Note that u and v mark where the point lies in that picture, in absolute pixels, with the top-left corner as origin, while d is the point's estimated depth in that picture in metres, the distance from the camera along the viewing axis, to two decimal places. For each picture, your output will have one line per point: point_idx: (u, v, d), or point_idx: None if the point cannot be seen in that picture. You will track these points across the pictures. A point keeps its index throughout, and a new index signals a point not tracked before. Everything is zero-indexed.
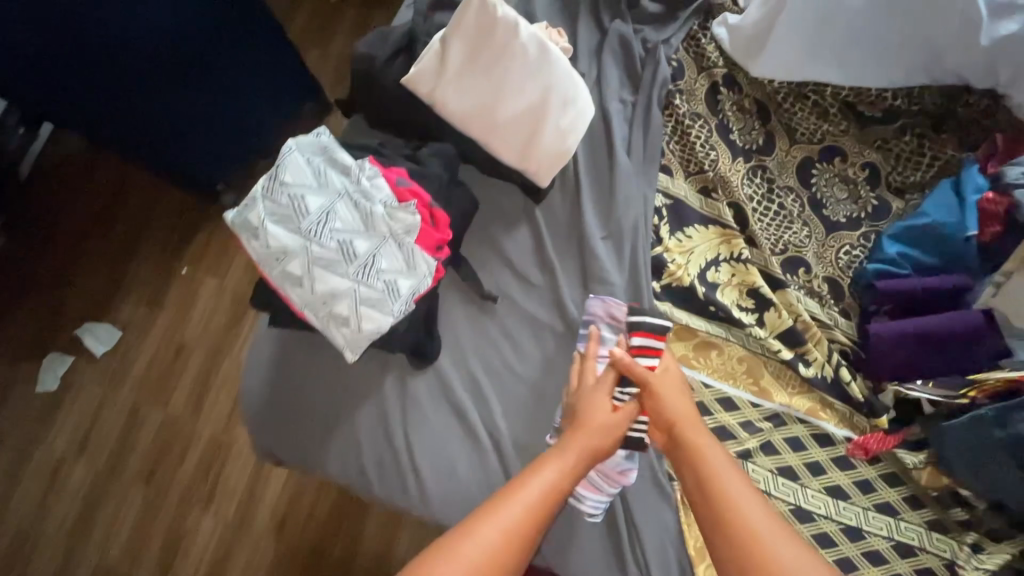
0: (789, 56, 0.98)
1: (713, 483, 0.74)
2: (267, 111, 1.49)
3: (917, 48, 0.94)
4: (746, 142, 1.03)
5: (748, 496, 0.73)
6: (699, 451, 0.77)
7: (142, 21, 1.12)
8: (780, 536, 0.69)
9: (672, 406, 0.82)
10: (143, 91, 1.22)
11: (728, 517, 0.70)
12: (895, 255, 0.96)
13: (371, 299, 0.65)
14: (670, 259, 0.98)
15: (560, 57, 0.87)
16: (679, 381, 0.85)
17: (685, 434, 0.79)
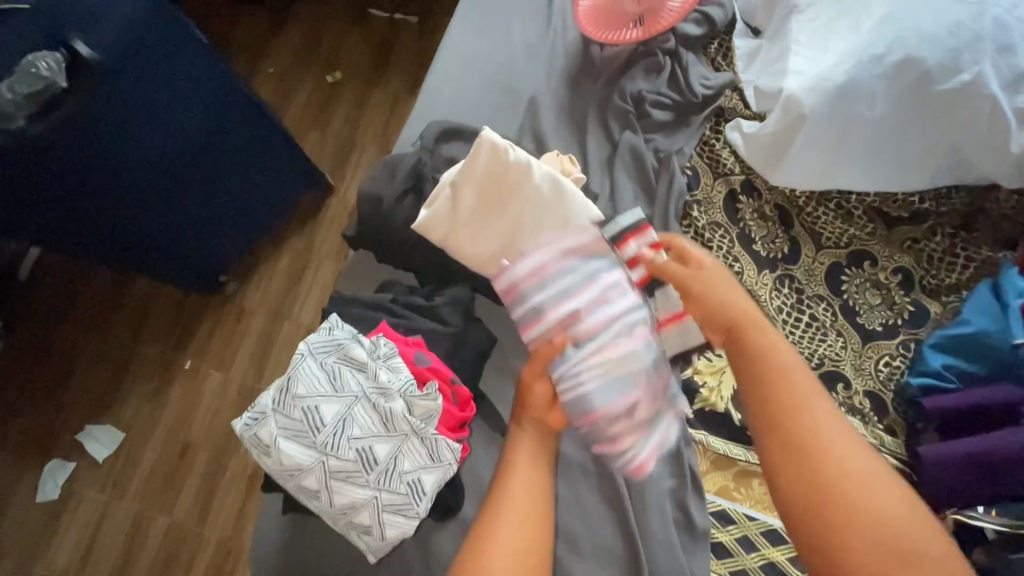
0: (814, 165, 0.92)
1: (779, 385, 0.67)
2: (264, 204, 1.50)
3: (944, 153, 0.89)
4: (770, 250, 0.98)
5: (815, 400, 0.66)
6: (761, 349, 0.69)
7: (143, 131, 1.15)
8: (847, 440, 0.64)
9: (733, 303, 0.73)
10: (146, 196, 1.23)
11: (792, 417, 0.65)
12: (941, 367, 0.91)
13: (395, 504, 0.59)
14: (702, 383, 0.94)
15: (575, 192, 0.82)
16: (727, 277, 0.76)
17: (744, 330, 0.71)
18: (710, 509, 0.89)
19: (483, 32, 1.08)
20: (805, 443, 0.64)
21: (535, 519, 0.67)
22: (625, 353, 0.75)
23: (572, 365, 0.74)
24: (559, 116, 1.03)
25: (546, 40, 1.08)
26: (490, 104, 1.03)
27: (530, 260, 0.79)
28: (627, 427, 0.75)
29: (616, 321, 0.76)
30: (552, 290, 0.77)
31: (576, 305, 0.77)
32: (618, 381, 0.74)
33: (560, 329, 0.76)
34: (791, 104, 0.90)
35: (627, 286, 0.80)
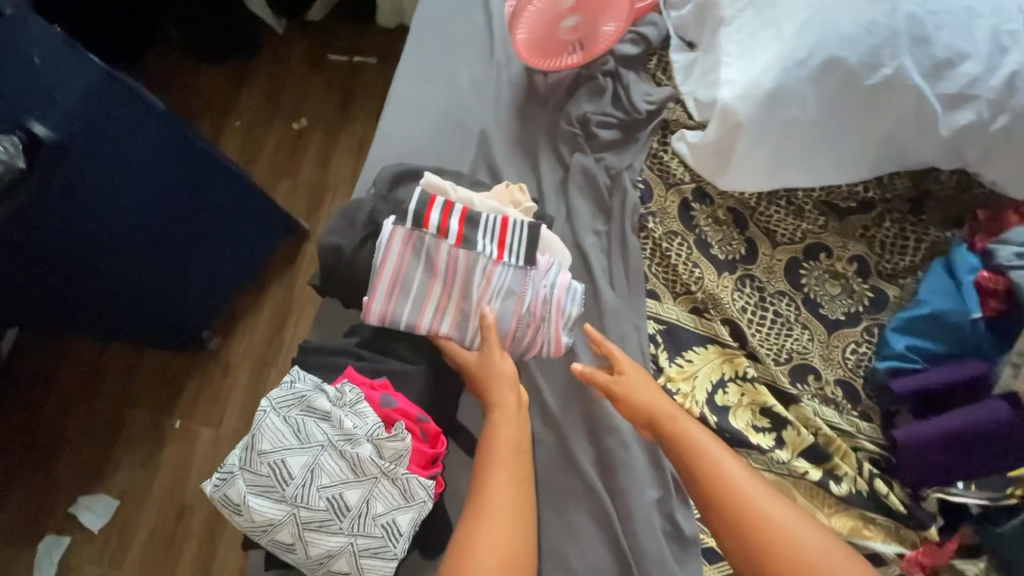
0: (757, 167, 0.95)
1: (710, 475, 0.77)
2: (242, 258, 1.52)
3: (880, 143, 0.93)
4: (727, 253, 1.01)
5: (744, 478, 0.77)
6: (687, 440, 0.80)
7: (107, 200, 1.15)
8: (782, 510, 0.75)
9: (648, 401, 0.84)
10: (119, 262, 1.24)
11: (729, 499, 0.75)
12: (904, 349, 0.93)
13: (370, 548, 0.59)
14: (674, 389, 0.94)
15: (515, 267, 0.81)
16: (645, 375, 0.87)
17: (669, 424, 0.82)
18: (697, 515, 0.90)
19: (431, 72, 1.11)
20: (744, 520, 0.74)
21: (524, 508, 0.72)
22: (499, 285, 0.81)
23: (472, 317, 0.81)
24: (511, 146, 1.07)
25: (492, 74, 1.12)
26: (443, 141, 1.06)
27: (376, 291, 0.80)
28: (534, 333, 0.82)
29: (474, 279, 0.81)
30: (411, 296, 0.81)
31: (442, 277, 0.81)
32: (503, 314, 0.81)
33: (445, 303, 0.81)
34: (727, 114, 0.94)
35: (456, 246, 0.80)
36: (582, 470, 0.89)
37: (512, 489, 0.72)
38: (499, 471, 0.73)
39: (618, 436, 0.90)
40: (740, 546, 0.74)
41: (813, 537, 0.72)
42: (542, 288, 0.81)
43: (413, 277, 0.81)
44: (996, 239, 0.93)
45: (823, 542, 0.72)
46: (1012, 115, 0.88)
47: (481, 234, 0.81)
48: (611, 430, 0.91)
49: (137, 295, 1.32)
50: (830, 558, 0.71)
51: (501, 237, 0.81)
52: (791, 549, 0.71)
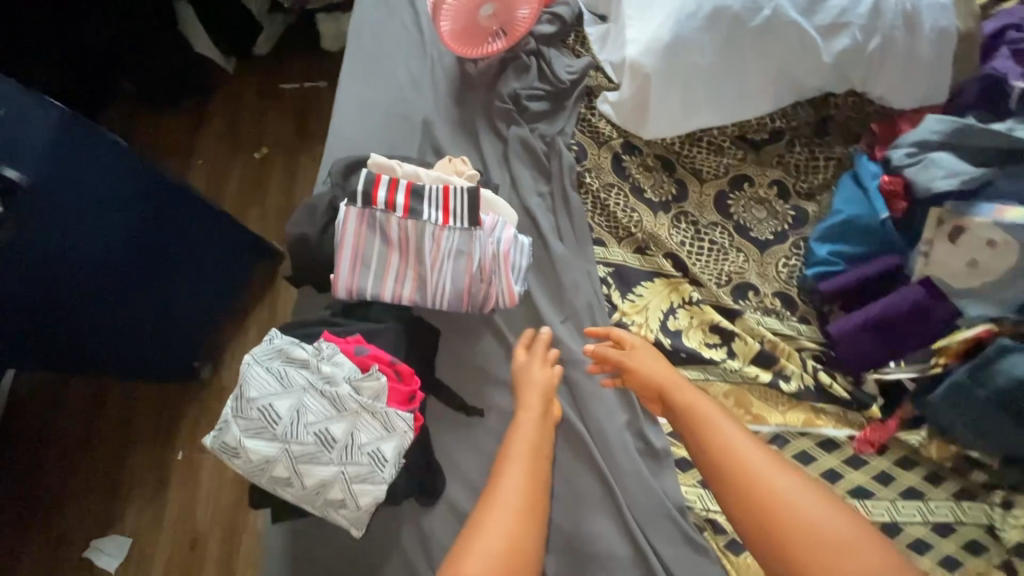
0: (671, 114, 1.06)
1: (712, 438, 0.78)
2: (226, 280, 1.60)
3: (776, 77, 1.04)
4: (660, 195, 1.11)
5: (748, 442, 0.77)
6: (693, 407, 0.83)
7: (94, 240, 1.22)
8: (786, 475, 0.73)
9: (656, 375, 0.90)
10: (114, 298, 1.30)
11: (730, 460, 0.75)
12: (828, 255, 1.02)
13: (362, 475, 0.67)
14: (629, 322, 1.03)
15: (460, 230, 0.88)
16: (654, 351, 0.93)
17: (676, 392, 0.86)
18: (666, 430, 0.98)
19: (370, 74, 1.21)
20: (745, 480, 0.73)
21: (531, 508, 0.75)
22: (448, 249, 0.88)
23: (429, 280, 0.88)
24: (453, 129, 1.17)
25: (427, 69, 1.22)
26: (390, 133, 1.16)
27: (340, 269, 0.87)
28: (487, 287, 0.90)
29: (425, 247, 0.87)
30: (372, 269, 0.88)
31: (397, 246, 0.88)
32: (456, 274, 0.88)
33: (403, 271, 0.88)
34: (637, 71, 1.05)
35: (404, 219, 0.87)
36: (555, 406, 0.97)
37: (520, 489, 0.75)
38: (511, 471, 0.78)
39: (582, 369, 0.99)
40: (737, 501, 0.73)
41: (816, 501, 0.70)
42: (487, 244, 0.88)
43: (371, 252, 0.87)
44: (891, 146, 1.04)
45: (821, 503, 0.71)
46: (882, 36, 1.01)
47: (426, 203, 0.88)
48: (577, 365, 0.99)
49: (134, 328, 1.37)
50: (831, 519, 0.69)
51: (445, 203, 0.88)
52: (783, 505, 0.70)
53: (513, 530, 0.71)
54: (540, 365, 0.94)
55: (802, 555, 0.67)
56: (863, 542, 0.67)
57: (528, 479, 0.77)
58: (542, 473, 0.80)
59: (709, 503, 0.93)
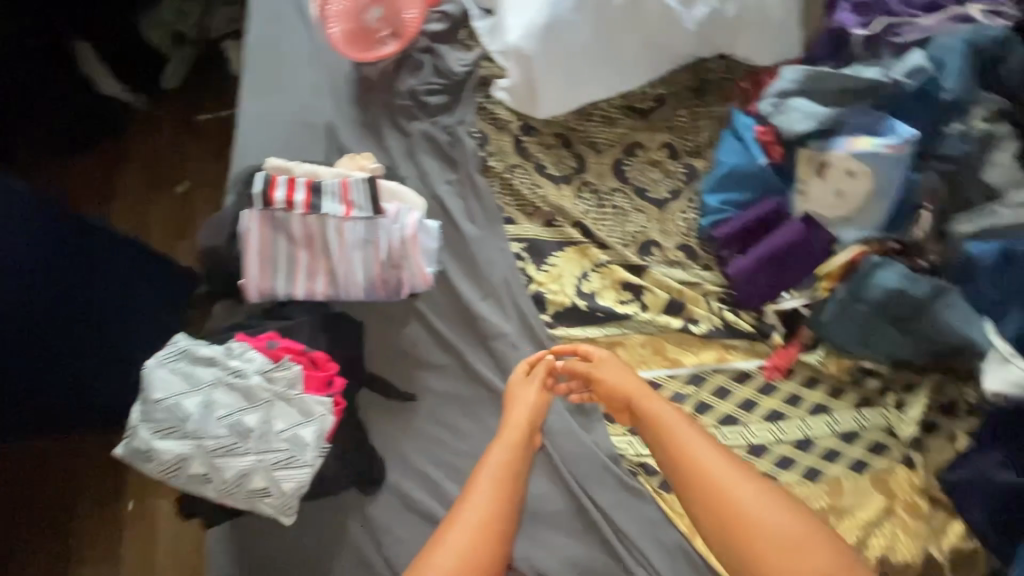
0: (560, 91, 1.12)
1: (685, 458, 0.83)
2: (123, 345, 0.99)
3: (651, 47, 1.12)
4: (561, 169, 1.17)
5: (719, 460, 0.83)
6: (664, 425, 0.87)
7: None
8: (753, 490, 0.80)
9: (622, 389, 0.92)
10: None
11: (702, 480, 0.82)
12: (718, 204, 1.11)
13: (281, 461, 0.71)
14: (546, 290, 1.08)
15: (363, 220, 0.91)
16: (619, 361, 0.95)
17: (644, 407, 0.89)
18: None
19: (270, 87, 1.23)
20: (716, 499, 0.80)
21: (495, 524, 0.82)
22: (353, 239, 0.91)
23: (339, 272, 0.91)
24: (357, 131, 1.19)
25: (325, 76, 1.24)
26: (298, 145, 1.19)
27: (249, 270, 0.90)
28: (398, 272, 0.93)
29: (331, 240, 0.90)
30: (283, 267, 0.91)
31: (303, 243, 0.91)
32: (365, 264, 0.91)
33: (313, 266, 0.91)
34: (520, 55, 1.10)
35: (306, 215, 0.90)
36: (483, 379, 1.01)
37: (487, 505, 0.83)
38: (479, 487, 0.84)
39: (505, 340, 1.03)
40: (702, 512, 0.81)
41: (780, 512, 0.79)
42: (392, 231, 0.91)
43: (279, 251, 0.90)
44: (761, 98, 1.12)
45: (776, 508, 0.79)
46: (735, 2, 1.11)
47: (325, 197, 0.90)
48: (499, 336, 1.03)
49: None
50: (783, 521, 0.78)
51: (345, 195, 0.91)
52: (742, 514, 0.79)
53: (469, 550, 0.79)
54: (524, 387, 0.94)
55: (762, 556, 0.77)
56: (819, 546, 0.76)
57: (500, 497, 0.84)
58: (513, 491, 0.85)
59: (639, 448, 0.97)
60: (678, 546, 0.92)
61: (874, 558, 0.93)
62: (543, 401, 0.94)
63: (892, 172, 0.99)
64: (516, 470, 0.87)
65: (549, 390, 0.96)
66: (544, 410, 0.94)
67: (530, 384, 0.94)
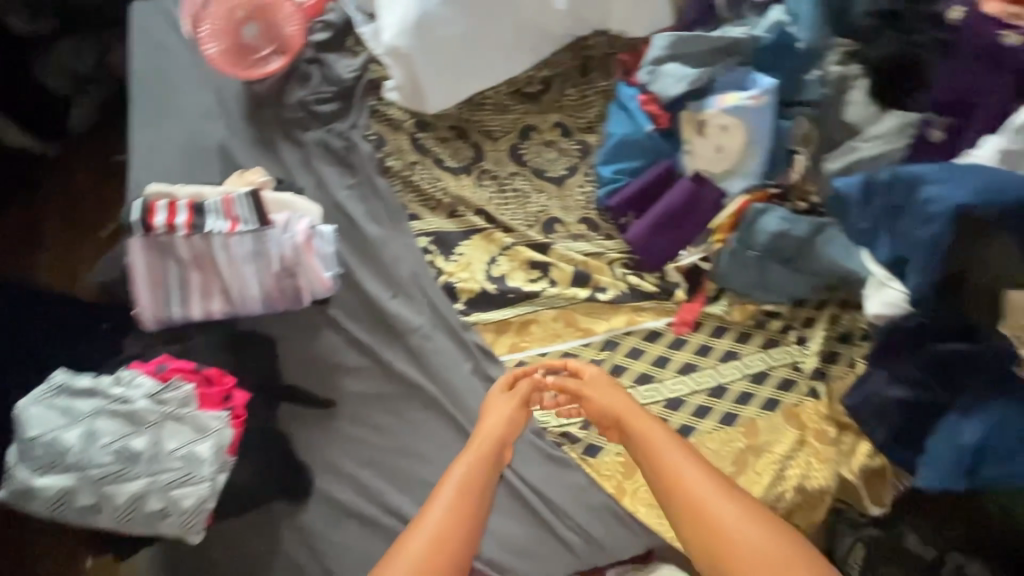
0: (445, 85, 1.14)
1: (672, 480, 0.83)
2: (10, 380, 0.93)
3: (528, 31, 1.15)
4: (460, 160, 1.19)
5: (706, 482, 0.82)
6: (652, 446, 0.86)
7: None
8: (739, 515, 0.79)
9: (611, 407, 0.90)
10: None
11: (687, 502, 0.81)
12: (612, 174, 1.15)
13: (176, 480, 0.77)
14: (456, 279, 1.10)
15: (248, 234, 0.92)
16: (609, 380, 0.93)
17: (632, 426, 0.88)
18: (510, 365, 1.04)
19: (159, 116, 1.22)
20: (700, 520, 0.79)
21: (451, 538, 0.80)
22: (242, 254, 0.92)
23: (232, 288, 0.92)
24: (252, 149, 1.19)
25: (215, 98, 1.23)
26: (194, 169, 1.18)
27: (142, 298, 0.91)
28: (293, 280, 0.94)
29: (219, 258, 0.92)
30: (176, 291, 0.92)
31: (193, 264, 0.92)
32: (258, 276, 0.93)
33: (206, 286, 0.93)
34: (398, 53, 1.12)
35: (190, 236, 0.91)
36: (401, 374, 1.02)
37: (442, 515, 0.81)
38: (439, 499, 0.83)
39: (419, 333, 1.04)
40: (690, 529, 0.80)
41: (763, 538, 0.77)
42: (280, 240, 0.92)
43: (170, 275, 0.92)
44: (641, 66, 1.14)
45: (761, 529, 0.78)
46: None
47: (207, 216, 0.91)
48: (411, 331, 1.04)
49: None
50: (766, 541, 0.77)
51: (229, 211, 0.92)
52: (727, 534, 0.78)
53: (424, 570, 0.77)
54: (503, 403, 0.93)
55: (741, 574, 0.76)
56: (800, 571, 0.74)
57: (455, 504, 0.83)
58: (473, 503, 0.83)
59: (560, 418, 1.00)
60: (605, 506, 0.95)
61: (791, 488, 0.97)
62: (518, 415, 0.92)
63: (760, 122, 1.05)
64: (482, 483, 0.85)
65: (528, 407, 0.94)
66: (519, 423, 0.92)
67: (512, 403, 0.93)
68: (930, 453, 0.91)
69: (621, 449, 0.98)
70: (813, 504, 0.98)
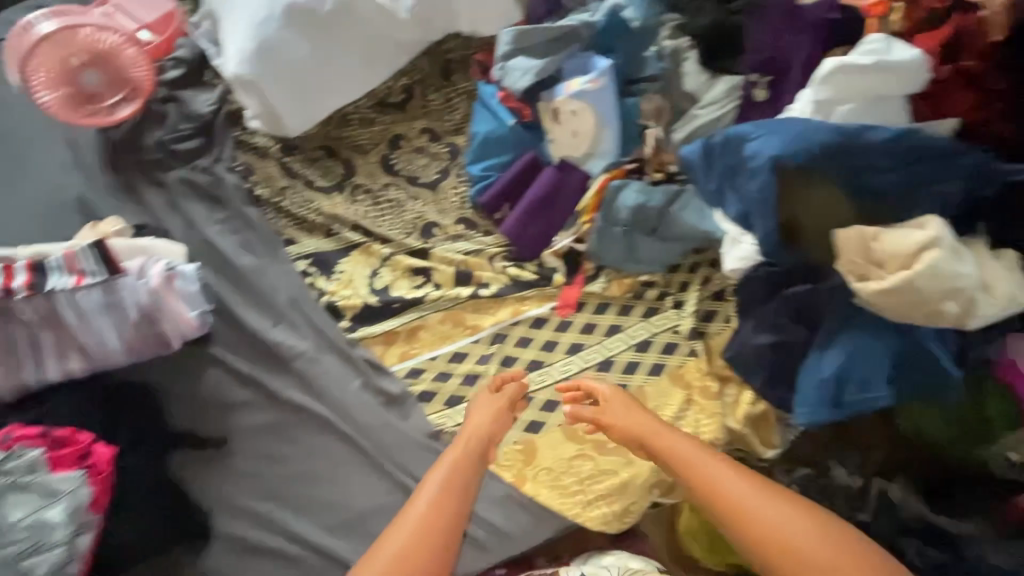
0: (300, 106, 1.13)
1: (717, 494, 0.87)
2: None
3: (378, 43, 1.16)
4: (331, 179, 1.19)
5: (745, 486, 0.86)
6: (683, 459, 0.90)
7: None
8: (779, 512, 0.84)
9: (635, 428, 0.94)
10: None
11: (735, 513, 0.85)
12: (481, 172, 1.17)
13: (26, 549, 0.77)
14: (339, 298, 1.09)
15: (98, 286, 0.92)
16: (625, 401, 0.96)
17: (657, 444, 0.92)
18: (402, 374, 1.05)
19: (9, 176, 1.16)
20: (747, 524, 0.84)
21: (435, 533, 0.85)
22: (94, 307, 0.92)
23: (88, 343, 0.92)
24: (111, 197, 1.15)
25: (68, 152, 1.19)
26: (50, 226, 1.13)
27: None
28: (154, 324, 0.95)
29: (70, 315, 0.92)
30: (30, 355, 0.92)
31: (43, 325, 0.92)
32: (115, 327, 0.93)
33: (61, 345, 0.93)
34: (243, 82, 1.11)
35: (37, 296, 0.91)
36: (291, 401, 1.01)
37: (424, 509, 0.87)
38: (426, 490, 0.89)
39: (304, 357, 1.03)
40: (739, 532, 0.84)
41: (803, 528, 0.82)
42: (133, 287, 0.93)
43: (20, 340, 0.91)
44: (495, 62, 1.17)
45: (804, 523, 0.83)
46: None
47: (53, 273, 0.92)
48: (297, 356, 1.03)
49: None
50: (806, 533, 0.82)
51: (75, 266, 0.93)
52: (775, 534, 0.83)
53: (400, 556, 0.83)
54: (486, 402, 0.97)
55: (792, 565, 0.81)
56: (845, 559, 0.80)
57: (434, 501, 0.88)
58: (454, 504, 0.88)
59: (456, 418, 1.02)
60: (507, 494, 0.97)
61: None
62: (501, 417, 0.96)
63: (607, 103, 1.08)
64: (464, 480, 0.90)
65: (514, 410, 0.99)
66: (505, 422, 0.97)
67: (494, 403, 0.97)
68: (800, 391, 0.95)
69: (517, 437, 1.02)
70: None
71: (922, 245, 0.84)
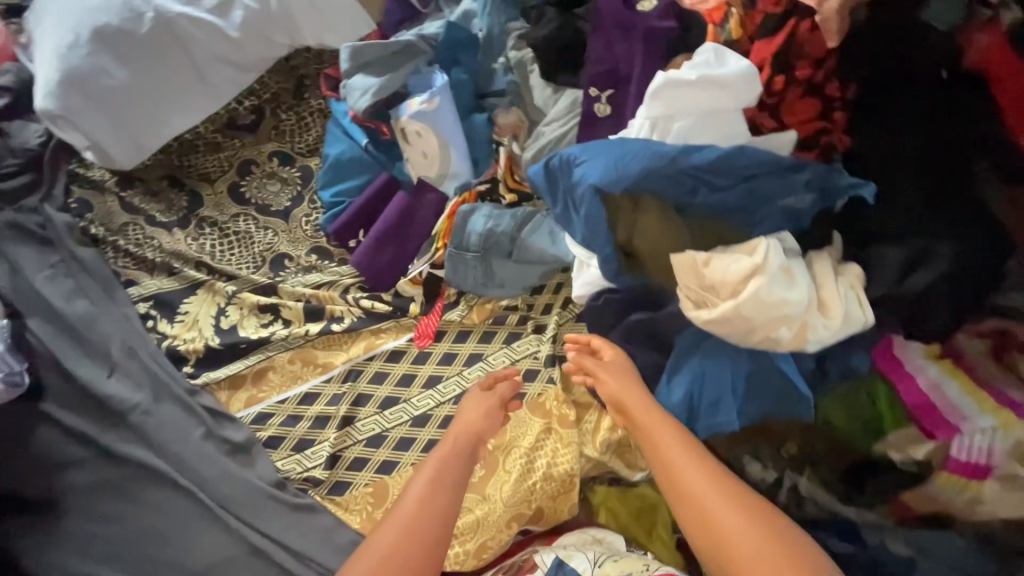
0: (127, 135, 1.06)
1: (677, 483, 0.80)
2: None
3: (212, 61, 1.09)
4: (174, 212, 1.12)
5: (716, 490, 0.78)
6: (659, 444, 0.82)
7: None
8: (747, 527, 0.75)
9: (619, 392, 0.87)
10: None
11: (691, 502, 0.78)
12: (332, 199, 1.11)
13: None
14: (181, 342, 1.04)
15: None
16: (623, 367, 0.89)
17: (641, 420, 0.84)
18: (248, 420, 1.01)
19: None
20: (711, 530, 0.76)
21: (424, 525, 0.83)
22: None
23: None
24: None
25: None
26: None
27: None
28: None
29: None
30: None
31: None
32: None
33: None
34: (55, 117, 1.03)
35: None
36: (127, 456, 0.96)
37: (414, 503, 0.84)
38: (412, 487, 0.85)
39: (138, 410, 0.97)
40: (694, 523, 0.78)
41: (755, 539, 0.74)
42: None
43: None
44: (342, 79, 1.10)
45: (758, 536, 0.74)
46: None
47: None
48: (131, 408, 0.97)
49: None
50: (762, 546, 0.73)
51: None
52: (730, 536, 0.75)
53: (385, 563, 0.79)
54: (477, 400, 0.94)
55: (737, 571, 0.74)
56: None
57: (425, 495, 0.85)
58: (441, 499, 0.85)
59: (307, 463, 0.98)
60: (352, 542, 0.92)
61: (540, 478, 0.97)
62: (491, 414, 0.93)
63: (448, 122, 1.04)
64: (452, 476, 0.87)
65: (506, 408, 0.96)
66: (495, 421, 0.93)
67: (485, 399, 0.94)
68: None
69: (369, 479, 0.96)
70: (565, 492, 0.98)
71: (746, 273, 0.81)
